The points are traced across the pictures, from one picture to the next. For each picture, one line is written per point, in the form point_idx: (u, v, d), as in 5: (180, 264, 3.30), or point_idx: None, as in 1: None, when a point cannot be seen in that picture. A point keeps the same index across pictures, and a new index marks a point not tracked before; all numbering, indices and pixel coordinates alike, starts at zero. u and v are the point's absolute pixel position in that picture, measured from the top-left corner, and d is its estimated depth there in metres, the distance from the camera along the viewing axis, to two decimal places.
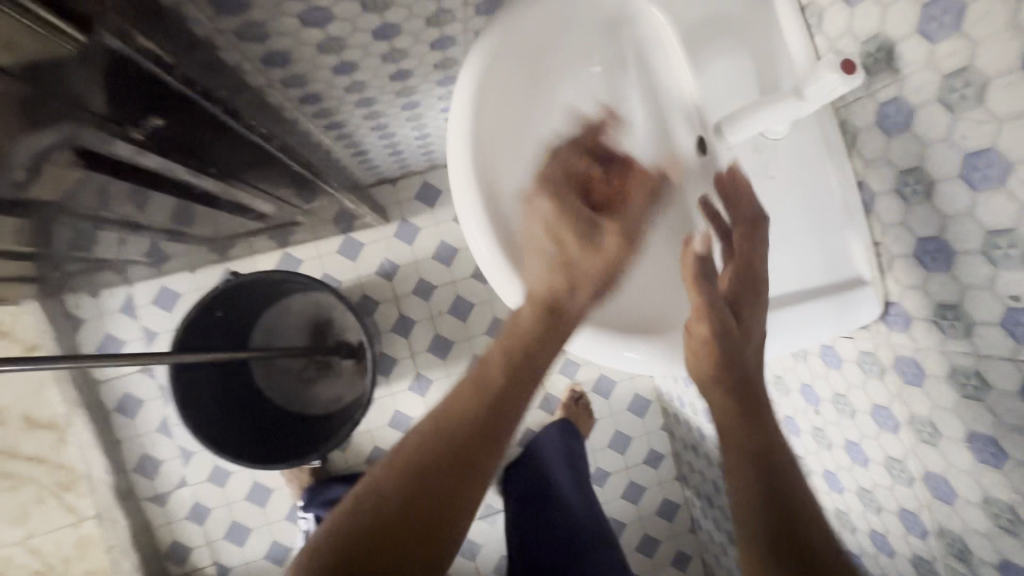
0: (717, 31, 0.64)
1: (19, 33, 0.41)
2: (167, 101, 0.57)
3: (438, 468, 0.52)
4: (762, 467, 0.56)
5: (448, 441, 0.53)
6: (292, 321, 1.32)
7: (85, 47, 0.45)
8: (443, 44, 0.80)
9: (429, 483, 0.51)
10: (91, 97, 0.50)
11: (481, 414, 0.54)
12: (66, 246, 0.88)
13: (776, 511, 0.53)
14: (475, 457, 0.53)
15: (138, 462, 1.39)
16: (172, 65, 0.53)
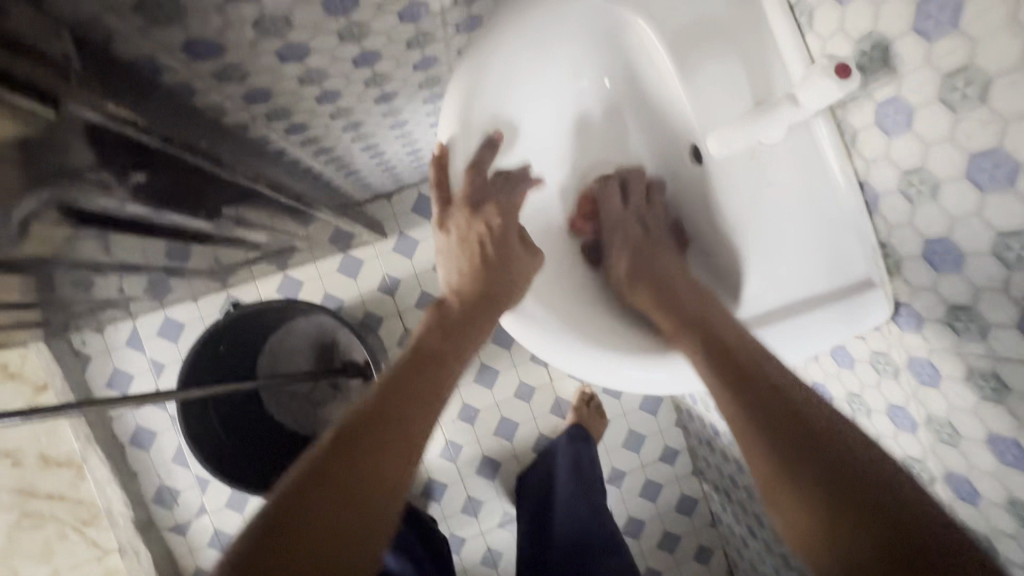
0: (704, 37, 0.60)
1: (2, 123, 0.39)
2: (147, 157, 0.56)
3: (383, 439, 0.51)
4: (779, 415, 0.48)
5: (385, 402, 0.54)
6: (297, 345, 1.31)
7: (58, 121, 0.44)
8: (426, 64, 0.78)
9: (375, 440, 0.51)
10: (78, 162, 0.50)
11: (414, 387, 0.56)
12: (63, 291, 0.88)
13: (812, 461, 0.44)
14: (412, 416, 0.54)
15: (156, 493, 1.39)
16: (144, 125, 0.52)
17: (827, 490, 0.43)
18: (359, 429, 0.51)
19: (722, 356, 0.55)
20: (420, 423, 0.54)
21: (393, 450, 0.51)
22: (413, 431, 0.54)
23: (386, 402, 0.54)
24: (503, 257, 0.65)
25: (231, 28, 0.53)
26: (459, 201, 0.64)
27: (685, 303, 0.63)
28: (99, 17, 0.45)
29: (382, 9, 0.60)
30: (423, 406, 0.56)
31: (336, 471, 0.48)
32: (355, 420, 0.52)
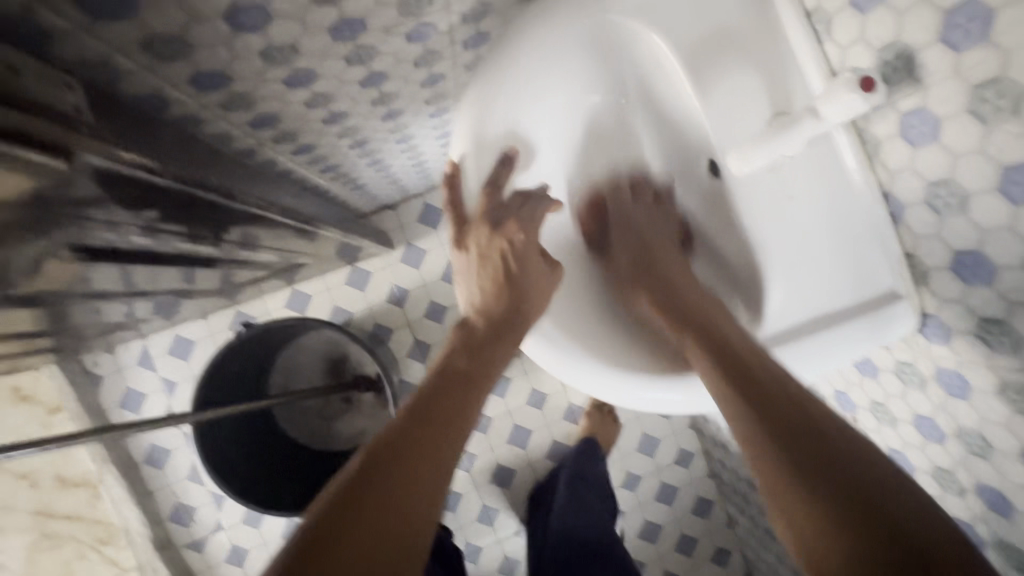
0: (722, 49, 0.59)
1: (26, 180, 0.37)
2: (160, 198, 0.55)
3: (412, 459, 0.50)
4: (792, 432, 0.45)
5: (411, 424, 0.53)
6: (308, 360, 1.31)
7: (77, 172, 0.41)
8: (432, 81, 0.77)
9: (403, 458, 0.49)
10: (89, 207, 0.48)
11: (441, 407, 0.55)
12: (74, 317, 0.87)
13: (824, 474, 0.41)
14: (441, 435, 0.53)
15: (172, 512, 1.40)
16: (160, 172, 0.50)
17: (838, 505, 0.39)
18: (388, 451, 0.50)
19: (739, 373, 0.53)
20: (451, 443, 0.53)
21: (423, 470, 0.50)
22: (444, 451, 0.52)
23: (412, 422, 0.53)
24: (525, 272, 0.63)
25: (238, 59, 0.52)
26: (477, 219, 0.63)
27: (698, 317, 0.62)
28: (106, 56, 0.43)
29: (390, 31, 0.59)
30: (453, 422, 0.55)
31: (367, 488, 0.46)
32: (385, 442, 0.50)
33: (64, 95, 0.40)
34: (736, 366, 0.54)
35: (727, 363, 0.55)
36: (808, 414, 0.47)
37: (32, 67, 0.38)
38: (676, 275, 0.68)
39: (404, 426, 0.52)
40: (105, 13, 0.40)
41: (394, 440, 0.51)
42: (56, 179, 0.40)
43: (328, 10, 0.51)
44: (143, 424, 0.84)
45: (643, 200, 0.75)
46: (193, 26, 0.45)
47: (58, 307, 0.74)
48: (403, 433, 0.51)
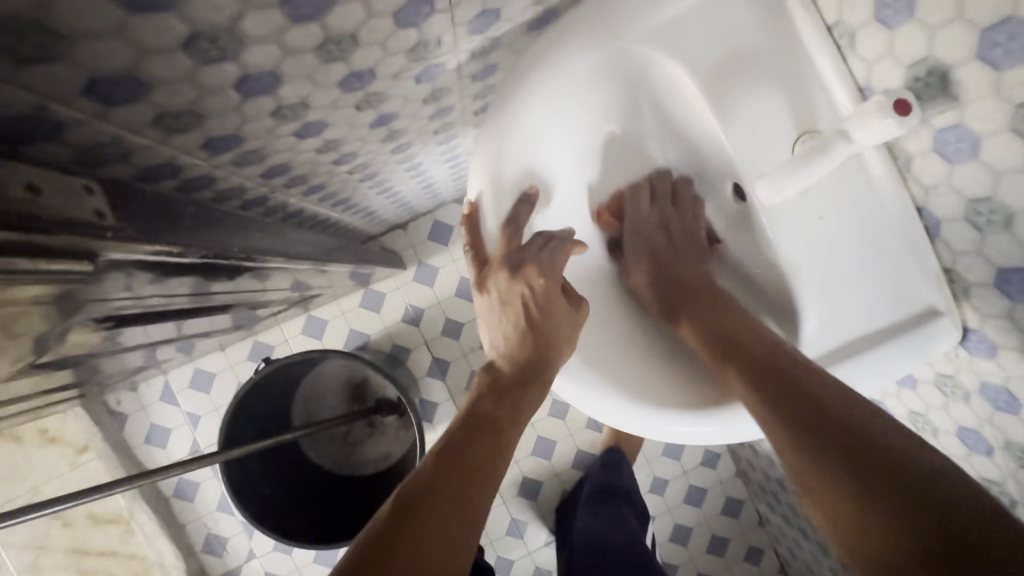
0: (742, 70, 0.57)
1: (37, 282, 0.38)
2: (182, 266, 0.55)
3: (439, 506, 0.49)
4: (821, 424, 0.47)
5: (439, 470, 0.52)
6: (329, 387, 1.31)
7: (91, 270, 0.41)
8: (441, 113, 0.76)
9: (431, 505, 0.49)
10: (110, 290, 0.49)
11: (469, 452, 0.54)
12: (98, 369, 0.87)
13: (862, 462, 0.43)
14: (471, 484, 0.52)
15: (205, 543, 1.38)
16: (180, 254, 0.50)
17: (882, 486, 0.42)
18: (420, 495, 0.50)
19: (763, 374, 0.54)
20: (479, 489, 0.52)
21: (457, 513, 0.49)
22: (472, 497, 0.51)
23: (442, 468, 0.52)
24: (548, 314, 0.61)
25: (249, 122, 0.51)
26: (496, 260, 0.62)
27: (725, 322, 0.61)
28: (118, 137, 0.42)
29: (399, 76, 0.57)
30: (482, 470, 0.53)
31: (395, 537, 0.46)
32: (415, 487, 0.50)
33: (83, 200, 0.40)
34: (761, 363, 0.55)
35: (752, 364, 0.55)
36: (830, 398, 0.49)
37: (48, 178, 0.38)
38: (701, 282, 0.66)
39: (433, 470, 0.52)
40: (115, 100, 0.39)
41: (424, 484, 0.51)
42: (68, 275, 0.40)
43: (337, 66, 0.49)
44: (174, 468, 0.83)
45: (662, 205, 0.71)
46: (203, 98, 0.43)
47: (83, 364, 0.74)
48: (433, 477, 0.51)
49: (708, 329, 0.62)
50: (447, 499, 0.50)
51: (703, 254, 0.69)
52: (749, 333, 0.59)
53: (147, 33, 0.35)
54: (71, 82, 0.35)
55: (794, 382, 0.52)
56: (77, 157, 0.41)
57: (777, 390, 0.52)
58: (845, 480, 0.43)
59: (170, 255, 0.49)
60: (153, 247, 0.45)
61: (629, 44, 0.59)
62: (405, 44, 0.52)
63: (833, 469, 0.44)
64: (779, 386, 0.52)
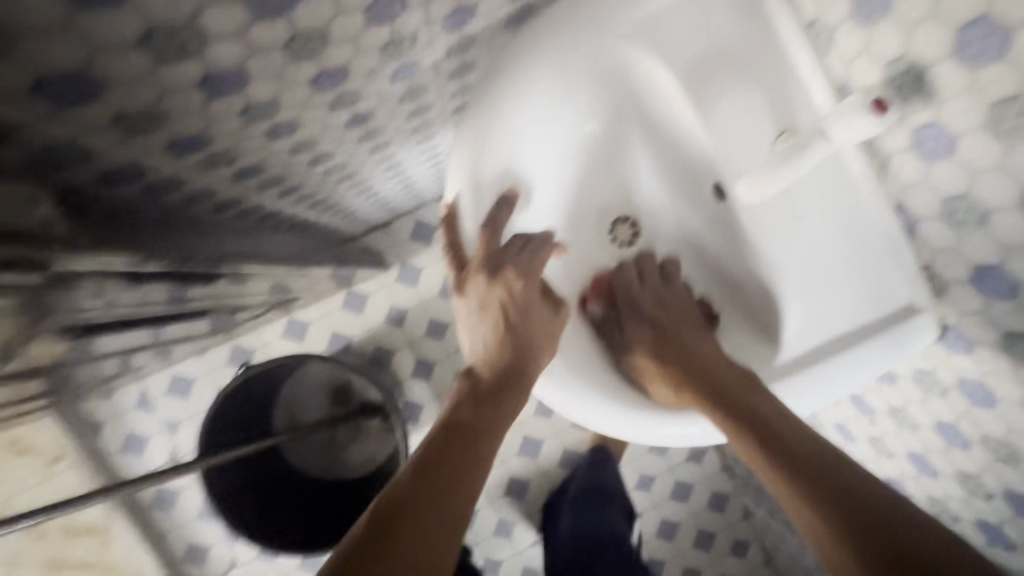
0: (722, 68, 0.58)
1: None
2: (152, 273, 0.54)
3: (418, 519, 0.48)
4: (844, 509, 0.46)
5: (417, 482, 0.51)
6: (311, 391, 1.25)
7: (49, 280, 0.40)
8: (419, 112, 0.75)
9: (409, 518, 0.48)
10: (74, 299, 0.47)
11: (448, 462, 0.53)
12: (66, 378, 0.84)
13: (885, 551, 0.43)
14: (451, 494, 0.51)
15: (186, 552, 1.35)
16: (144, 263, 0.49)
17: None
18: (397, 509, 0.48)
19: (779, 449, 0.52)
20: (458, 500, 0.51)
21: (434, 529, 0.48)
22: (451, 509, 0.50)
23: (420, 479, 0.51)
24: (526, 319, 0.61)
25: (217, 122, 0.49)
26: (475, 263, 0.60)
27: (722, 384, 0.58)
28: (74, 139, 0.40)
29: (374, 74, 0.56)
30: (462, 479, 0.52)
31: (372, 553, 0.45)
32: (391, 501, 0.49)
33: (30, 211, 0.39)
34: (774, 441, 0.52)
35: (764, 436, 0.53)
36: (845, 475, 0.49)
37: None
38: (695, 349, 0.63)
39: (410, 482, 0.50)
40: (69, 101, 0.37)
41: (400, 497, 0.49)
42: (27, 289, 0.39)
43: (308, 64, 0.48)
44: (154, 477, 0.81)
45: (652, 283, 0.69)
46: (165, 98, 0.42)
47: (52, 374, 0.71)
48: (410, 491, 0.50)
49: (689, 363, 0.62)
50: (424, 514, 0.48)
51: (702, 330, 0.66)
52: (755, 404, 0.56)
53: (99, 29, 0.33)
54: (18, 81, 0.33)
55: (810, 462, 0.50)
56: (33, 161, 0.40)
57: (790, 462, 0.50)
58: (842, 538, 0.45)
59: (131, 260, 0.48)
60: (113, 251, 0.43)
61: (610, 41, 0.58)
62: (379, 41, 0.50)
63: (839, 539, 0.45)
64: (797, 464, 0.50)
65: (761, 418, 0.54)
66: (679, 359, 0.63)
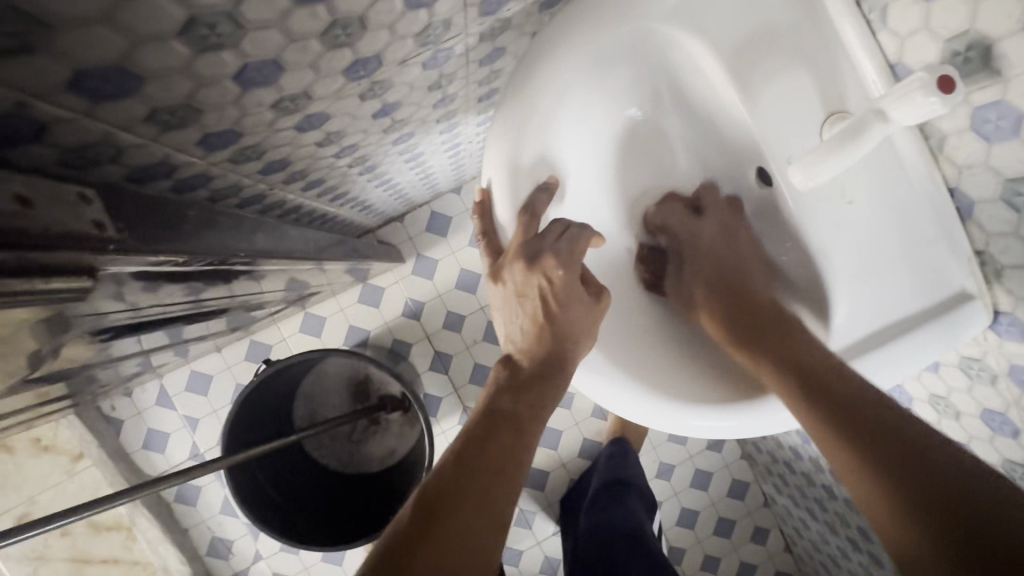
0: (771, 47, 0.55)
1: (35, 299, 0.36)
2: (181, 274, 0.54)
3: (461, 507, 0.47)
4: (860, 433, 0.47)
5: (460, 470, 0.49)
6: (330, 386, 1.28)
7: (87, 285, 0.39)
8: (445, 101, 0.73)
9: (454, 508, 0.47)
10: (108, 301, 0.47)
11: (489, 451, 0.52)
12: (91, 378, 0.83)
13: (909, 482, 0.42)
14: (494, 485, 0.50)
15: (210, 545, 1.35)
16: (183, 262, 0.49)
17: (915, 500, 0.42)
18: (447, 492, 0.48)
19: (819, 391, 0.51)
20: (504, 485, 0.50)
21: (483, 511, 0.48)
22: (497, 496, 0.49)
23: (463, 468, 0.50)
24: (563, 307, 0.58)
25: (249, 115, 0.47)
26: (512, 251, 0.58)
27: (774, 328, 0.59)
28: (108, 136, 0.38)
29: (406, 62, 0.54)
30: (505, 469, 0.51)
31: (418, 540, 0.44)
32: (438, 485, 0.48)
33: (81, 211, 0.38)
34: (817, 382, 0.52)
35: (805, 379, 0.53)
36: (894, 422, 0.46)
37: (35, 185, 0.34)
38: (745, 277, 0.65)
39: (456, 467, 0.50)
40: (105, 95, 0.35)
41: (446, 480, 0.49)
42: (66, 292, 0.38)
43: (343, 53, 0.46)
44: (176, 476, 0.79)
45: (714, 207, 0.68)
46: (200, 91, 0.40)
47: (76, 375, 0.70)
48: (456, 474, 0.49)
49: (742, 313, 0.62)
50: (469, 498, 0.48)
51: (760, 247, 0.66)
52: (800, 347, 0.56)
53: (139, 20, 0.31)
54: (54, 77, 0.31)
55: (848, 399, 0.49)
56: (62, 159, 0.38)
57: (835, 407, 0.49)
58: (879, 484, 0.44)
59: (175, 265, 0.49)
60: (157, 256, 0.44)
61: (647, 23, 0.57)
62: (414, 27, 0.48)
63: (884, 481, 0.44)
64: (834, 403, 0.50)
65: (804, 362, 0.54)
66: (740, 309, 0.63)
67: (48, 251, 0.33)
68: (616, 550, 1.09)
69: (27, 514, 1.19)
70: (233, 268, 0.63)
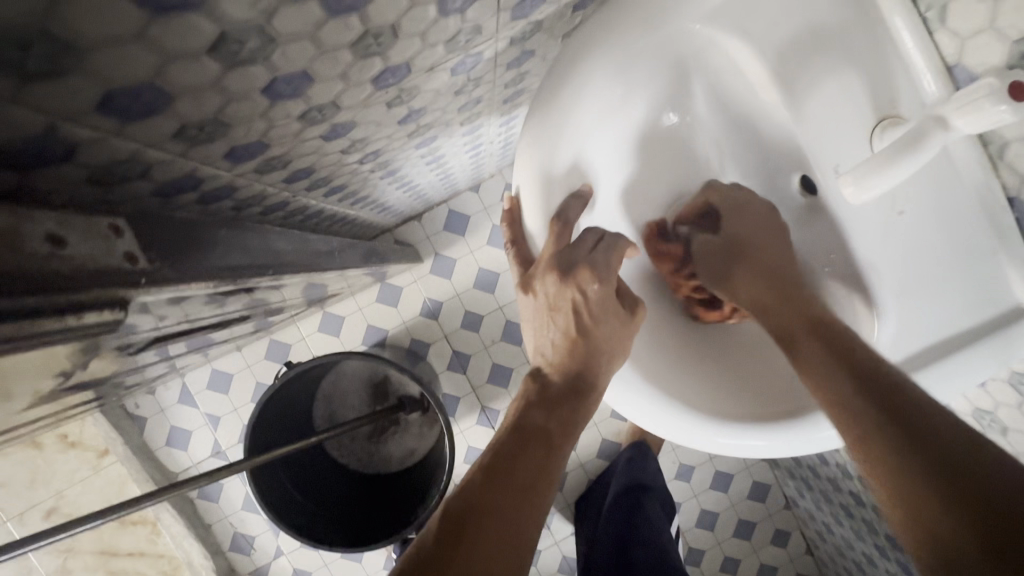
0: (820, 49, 0.52)
1: (67, 338, 0.37)
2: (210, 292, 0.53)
3: (490, 521, 0.46)
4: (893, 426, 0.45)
5: (489, 483, 0.48)
6: (350, 387, 1.28)
7: (117, 318, 0.39)
8: (470, 104, 0.71)
9: (483, 522, 0.45)
10: (137, 322, 0.47)
11: (519, 466, 0.50)
12: (116, 382, 0.83)
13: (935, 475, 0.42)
14: (524, 502, 0.48)
15: (232, 541, 1.37)
16: (213, 283, 0.49)
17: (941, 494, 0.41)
18: (476, 506, 0.46)
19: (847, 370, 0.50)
20: (533, 502, 0.49)
21: (512, 526, 0.46)
22: (525, 511, 0.48)
23: (492, 480, 0.49)
24: (596, 321, 0.56)
25: (276, 127, 0.46)
26: (544, 262, 0.56)
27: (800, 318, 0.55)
28: (137, 154, 0.37)
29: (435, 68, 0.52)
30: (534, 486, 0.50)
31: (448, 554, 0.43)
32: (465, 497, 0.47)
33: (112, 245, 0.38)
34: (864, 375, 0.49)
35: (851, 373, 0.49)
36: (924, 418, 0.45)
37: (71, 223, 0.35)
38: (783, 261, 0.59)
39: (483, 479, 0.49)
40: (134, 115, 0.34)
41: (472, 493, 0.47)
42: (99, 328, 0.39)
43: (373, 62, 0.44)
44: (204, 477, 0.79)
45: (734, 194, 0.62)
46: (229, 106, 0.38)
47: (101, 383, 0.70)
48: (485, 486, 0.48)
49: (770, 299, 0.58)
50: (499, 513, 0.47)
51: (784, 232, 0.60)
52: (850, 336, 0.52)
53: (171, 39, 0.30)
54: (85, 99, 0.30)
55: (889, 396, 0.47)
56: (93, 179, 0.36)
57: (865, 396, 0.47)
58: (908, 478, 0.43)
59: (206, 286, 0.49)
60: (188, 285, 0.45)
61: (686, 24, 0.55)
62: (446, 33, 0.46)
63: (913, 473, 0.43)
64: (874, 400, 0.47)
65: (855, 353, 0.51)
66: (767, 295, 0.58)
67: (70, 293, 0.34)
68: (631, 555, 1.08)
69: (55, 508, 1.21)
70: (258, 280, 0.62)
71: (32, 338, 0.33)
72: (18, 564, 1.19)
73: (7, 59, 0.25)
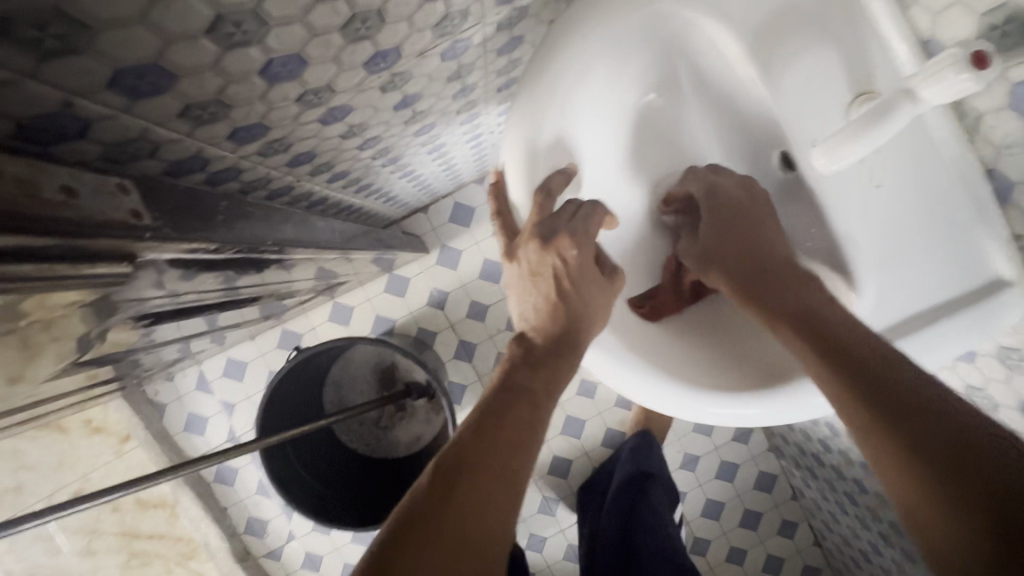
0: (798, 25, 0.54)
1: (77, 284, 0.40)
2: (216, 262, 0.56)
3: (477, 472, 0.48)
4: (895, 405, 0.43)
5: (476, 439, 0.51)
6: (359, 373, 1.32)
7: (128, 268, 0.43)
8: (465, 92, 0.74)
9: (471, 473, 0.48)
10: (144, 291, 0.50)
11: (503, 421, 0.53)
12: (134, 363, 0.88)
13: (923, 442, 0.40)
14: (511, 455, 0.51)
15: (247, 524, 1.42)
16: (212, 248, 0.51)
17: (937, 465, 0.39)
18: (465, 460, 0.49)
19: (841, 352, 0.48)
20: (519, 460, 0.51)
21: (497, 481, 0.49)
22: (511, 465, 0.50)
23: (479, 433, 0.51)
24: (573, 282, 0.58)
25: (276, 109, 0.49)
26: (527, 231, 0.59)
27: (781, 291, 0.55)
28: (146, 132, 0.41)
29: (425, 54, 0.55)
30: (519, 440, 0.52)
31: (439, 504, 0.46)
32: (454, 454, 0.49)
33: (118, 201, 0.41)
34: (811, 322, 0.51)
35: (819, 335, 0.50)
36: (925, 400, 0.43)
37: (84, 181, 0.38)
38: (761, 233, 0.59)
39: (472, 438, 0.51)
40: (142, 93, 0.37)
41: (462, 450, 0.50)
42: (111, 276, 0.42)
43: (363, 46, 0.47)
44: (218, 455, 0.83)
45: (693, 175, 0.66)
46: (229, 87, 0.42)
47: (120, 360, 0.74)
48: (473, 441, 0.51)
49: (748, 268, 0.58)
50: (486, 463, 0.49)
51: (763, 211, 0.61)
52: (781, 273, 0.56)
53: (171, 19, 0.33)
54: (96, 77, 0.33)
55: (855, 344, 0.48)
56: (106, 155, 0.40)
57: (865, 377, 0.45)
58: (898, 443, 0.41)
59: (208, 252, 0.52)
60: (190, 243, 0.47)
61: (667, 7, 0.57)
62: (433, 18, 0.49)
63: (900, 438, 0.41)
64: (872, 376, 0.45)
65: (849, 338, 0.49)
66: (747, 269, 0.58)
67: (85, 243, 0.37)
68: (635, 547, 1.09)
69: (80, 491, 1.26)
70: (261, 257, 0.65)
71: (39, 276, 0.36)
72: (47, 543, 1.25)
73: (26, 36, 0.28)
